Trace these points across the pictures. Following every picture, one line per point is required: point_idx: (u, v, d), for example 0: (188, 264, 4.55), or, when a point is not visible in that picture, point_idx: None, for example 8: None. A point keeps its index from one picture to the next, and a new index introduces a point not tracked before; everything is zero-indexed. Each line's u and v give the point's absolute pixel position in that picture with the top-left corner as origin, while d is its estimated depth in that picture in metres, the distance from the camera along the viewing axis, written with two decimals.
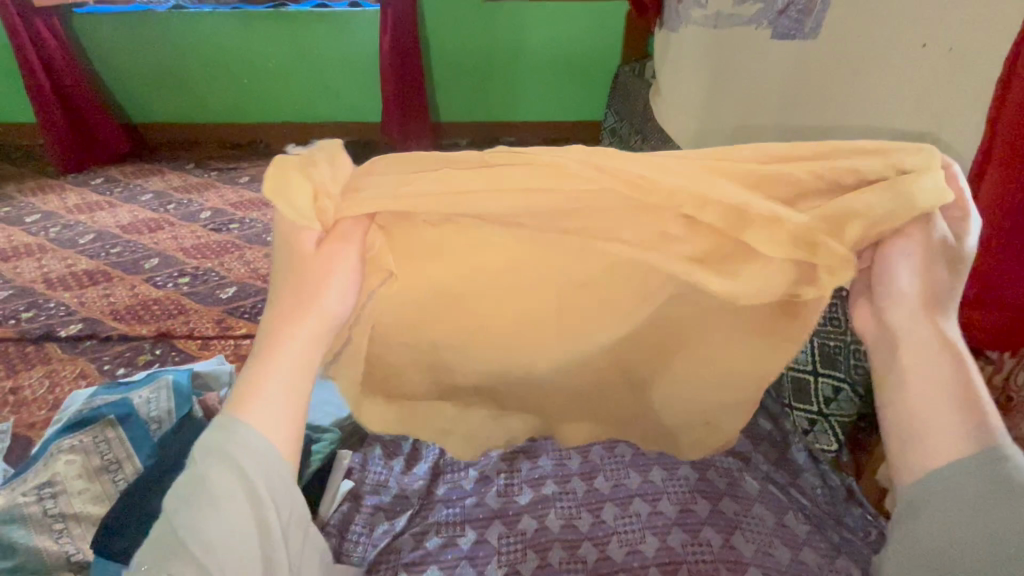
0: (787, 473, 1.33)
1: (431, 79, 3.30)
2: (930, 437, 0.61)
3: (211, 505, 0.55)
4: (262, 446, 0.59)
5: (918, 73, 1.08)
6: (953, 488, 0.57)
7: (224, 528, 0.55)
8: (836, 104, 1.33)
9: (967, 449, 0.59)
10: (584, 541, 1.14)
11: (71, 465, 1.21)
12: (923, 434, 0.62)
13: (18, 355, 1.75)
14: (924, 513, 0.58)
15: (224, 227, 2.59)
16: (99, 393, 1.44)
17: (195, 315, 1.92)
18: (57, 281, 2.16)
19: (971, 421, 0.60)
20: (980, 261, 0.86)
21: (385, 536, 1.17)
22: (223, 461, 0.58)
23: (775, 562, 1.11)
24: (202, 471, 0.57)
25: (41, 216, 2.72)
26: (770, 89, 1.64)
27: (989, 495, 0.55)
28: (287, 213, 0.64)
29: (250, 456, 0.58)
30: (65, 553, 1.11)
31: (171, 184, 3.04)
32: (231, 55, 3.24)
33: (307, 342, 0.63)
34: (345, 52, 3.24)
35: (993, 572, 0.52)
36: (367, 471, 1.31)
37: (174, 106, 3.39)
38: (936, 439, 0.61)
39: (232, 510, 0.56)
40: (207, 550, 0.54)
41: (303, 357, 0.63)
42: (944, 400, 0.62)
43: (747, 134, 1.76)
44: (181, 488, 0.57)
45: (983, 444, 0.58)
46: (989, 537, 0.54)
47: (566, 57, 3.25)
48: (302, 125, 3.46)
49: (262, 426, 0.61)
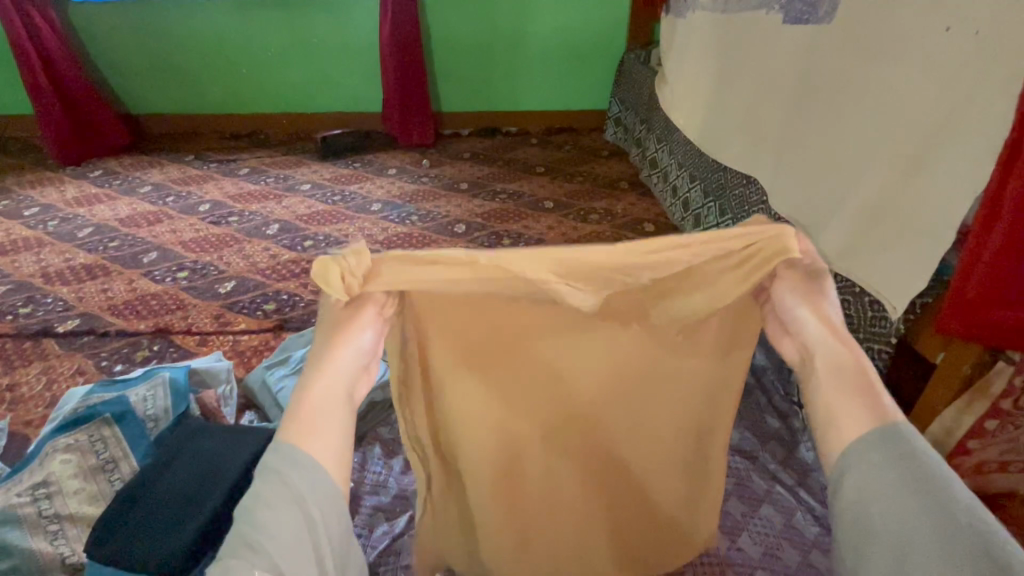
0: (796, 472, 1.28)
1: (433, 68, 3.25)
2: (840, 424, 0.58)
3: (280, 512, 0.52)
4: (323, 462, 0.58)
5: (941, 59, 1.03)
6: (860, 463, 0.54)
7: (292, 536, 0.51)
8: (853, 93, 1.28)
9: (873, 430, 0.56)
10: None
11: (66, 465, 1.19)
12: (834, 423, 0.59)
13: (16, 350, 1.74)
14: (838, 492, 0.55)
15: (222, 220, 2.56)
16: (95, 390, 1.42)
17: (194, 310, 1.89)
18: (56, 275, 2.14)
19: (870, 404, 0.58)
20: (999, 258, 0.84)
21: (385, 537, 1.14)
22: (276, 469, 0.55)
23: (781, 565, 1.10)
24: (271, 483, 0.54)
25: (40, 209, 2.70)
26: (782, 75, 1.59)
27: (887, 460, 0.53)
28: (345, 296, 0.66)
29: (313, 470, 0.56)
30: (59, 555, 1.09)
31: (170, 176, 3.01)
32: (230, 44, 3.19)
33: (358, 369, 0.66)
34: (345, 41, 3.18)
35: (901, 531, 0.48)
36: (367, 471, 1.27)
37: (173, 97, 3.34)
38: (846, 425, 0.58)
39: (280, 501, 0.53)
40: (278, 556, 0.49)
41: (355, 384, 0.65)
42: (847, 384, 0.60)
43: (757, 123, 1.71)
44: (248, 500, 0.53)
45: (882, 423, 0.56)
46: (896, 501, 0.50)
47: (570, 45, 3.18)
48: (302, 115, 3.41)
49: (324, 445, 0.59)
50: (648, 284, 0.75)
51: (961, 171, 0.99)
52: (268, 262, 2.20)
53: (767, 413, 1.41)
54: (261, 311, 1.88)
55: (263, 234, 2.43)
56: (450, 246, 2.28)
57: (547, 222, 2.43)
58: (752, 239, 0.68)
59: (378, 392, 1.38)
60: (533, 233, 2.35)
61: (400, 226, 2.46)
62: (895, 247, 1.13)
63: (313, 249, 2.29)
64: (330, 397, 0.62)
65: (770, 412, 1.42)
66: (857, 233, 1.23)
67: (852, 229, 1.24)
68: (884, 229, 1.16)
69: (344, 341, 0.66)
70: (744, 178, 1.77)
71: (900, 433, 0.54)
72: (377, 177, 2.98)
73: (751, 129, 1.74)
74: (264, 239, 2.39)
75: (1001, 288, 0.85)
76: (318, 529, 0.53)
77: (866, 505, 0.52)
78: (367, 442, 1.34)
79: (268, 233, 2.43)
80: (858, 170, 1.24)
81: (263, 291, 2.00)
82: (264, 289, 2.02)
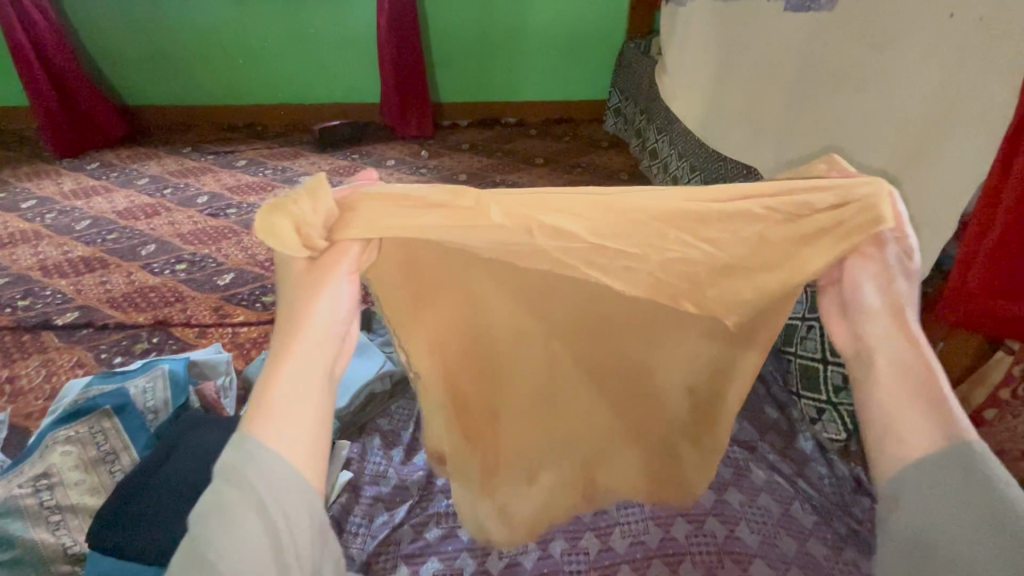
0: (793, 463, 1.29)
1: (431, 58, 3.22)
2: (907, 438, 0.59)
3: (229, 523, 0.50)
4: (284, 465, 0.55)
5: (944, 45, 1.02)
6: (926, 483, 0.56)
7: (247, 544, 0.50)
8: (856, 81, 1.26)
9: (938, 446, 0.57)
10: (586, 532, 1.13)
11: (67, 457, 1.20)
12: (896, 431, 0.60)
13: (14, 343, 1.73)
14: (899, 513, 0.57)
15: (221, 212, 2.55)
16: (93, 382, 1.42)
17: (193, 302, 1.89)
18: (53, 268, 2.14)
19: (937, 417, 0.59)
20: (999, 249, 0.84)
21: (385, 527, 1.15)
22: (229, 474, 0.53)
23: (779, 554, 1.10)
24: (219, 496, 0.52)
25: (37, 201, 2.69)
26: (783, 63, 1.58)
27: (959, 485, 0.54)
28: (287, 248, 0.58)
29: (270, 475, 0.53)
30: (62, 545, 1.09)
31: (167, 169, 3.00)
32: (226, 34, 3.16)
33: (312, 356, 0.60)
34: (342, 31, 3.15)
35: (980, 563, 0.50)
36: (367, 461, 1.27)
37: (169, 88, 3.32)
38: (907, 435, 0.59)
39: (238, 519, 0.51)
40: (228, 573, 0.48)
41: (314, 367, 0.60)
42: (911, 391, 0.60)
43: (758, 112, 1.70)
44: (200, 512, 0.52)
45: (951, 442, 0.57)
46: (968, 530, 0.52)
47: (570, 34, 3.15)
48: (300, 106, 3.38)
49: (285, 443, 0.56)
50: (648, 274, 0.74)
51: (965, 161, 0.98)
52: (267, 254, 2.20)
53: (766, 403, 1.42)
54: (260, 303, 1.88)
55: None
56: None
57: None
58: (847, 198, 0.63)
59: (377, 383, 1.39)
60: None
61: None
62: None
63: None
64: (288, 397, 0.58)
65: (769, 402, 1.43)
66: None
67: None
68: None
69: (308, 317, 0.60)
70: (744, 168, 1.76)
71: (970, 456, 0.55)
72: (375, 169, 2.96)
73: (752, 118, 1.72)
74: None
75: (998, 275, 0.85)
76: (280, 538, 0.52)
77: (931, 525, 0.54)
78: (367, 433, 1.34)
79: None
80: (861, 159, 1.24)
81: (261, 283, 2.00)
82: (262, 281, 2.02)
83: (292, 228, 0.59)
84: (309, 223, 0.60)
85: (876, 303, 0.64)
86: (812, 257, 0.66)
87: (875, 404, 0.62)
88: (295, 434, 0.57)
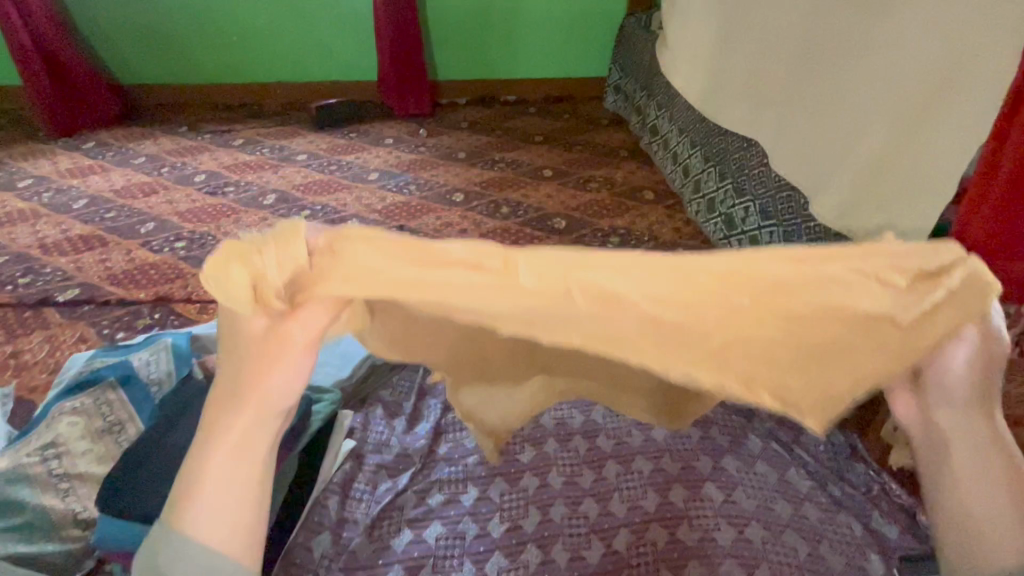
0: (790, 431, 1.31)
1: (429, 35, 3.17)
2: (975, 502, 0.63)
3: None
4: (205, 523, 0.64)
5: (945, 8, 1.01)
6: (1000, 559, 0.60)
7: None
8: (859, 46, 1.24)
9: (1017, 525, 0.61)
10: (586, 497, 1.15)
11: (73, 427, 1.20)
12: (965, 503, 0.63)
13: (17, 319, 1.74)
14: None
15: (219, 191, 2.54)
16: (98, 355, 1.43)
17: (193, 279, 1.89)
18: (53, 246, 2.14)
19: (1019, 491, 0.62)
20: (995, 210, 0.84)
21: (388, 493, 1.16)
22: (161, 534, 0.64)
23: (775, 516, 1.12)
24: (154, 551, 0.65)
25: (33, 181, 2.67)
26: (784, 33, 1.56)
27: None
28: (227, 304, 0.60)
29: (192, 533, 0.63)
30: (71, 511, 1.13)
31: (164, 148, 2.97)
32: (220, 10, 3.11)
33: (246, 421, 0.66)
34: (339, 8, 3.11)
35: None
36: (370, 430, 1.28)
37: (163, 66, 3.27)
38: (979, 501, 0.63)
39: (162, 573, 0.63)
40: None
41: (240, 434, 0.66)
42: (982, 464, 0.64)
43: (758, 84, 1.68)
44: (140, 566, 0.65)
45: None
46: None
47: (569, 9, 3.10)
48: (296, 84, 3.34)
49: (213, 502, 0.65)
50: None
51: (971, 122, 0.97)
52: None
53: None
54: None
55: (260, 205, 2.41)
56: (448, 216, 2.26)
57: (547, 191, 2.41)
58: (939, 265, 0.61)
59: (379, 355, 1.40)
60: (533, 201, 2.33)
61: (398, 196, 2.44)
62: (898, 203, 1.13)
63: (310, 219, 2.28)
64: (230, 459, 0.65)
65: None
66: (860, 190, 1.22)
67: (854, 186, 1.24)
68: (888, 185, 1.15)
69: (251, 387, 0.65)
70: (743, 142, 1.77)
71: None
72: (374, 148, 2.94)
73: (754, 90, 1.71)
74: (261, 209, 2.37)
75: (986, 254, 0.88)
76: None
77: None
78: (369, 404, 1.35)
79: (265, 203, 2.42)
80: (860, 128, 1.23)
81: None
82: None
83: (247, 278, 0.60)
84: (265, 277, 0.61)
85: (964, 369, 0.65)
86: (931, 329, 0.63)
87: (952, 477, 0.65)
88: (229, 483, 0.65)
